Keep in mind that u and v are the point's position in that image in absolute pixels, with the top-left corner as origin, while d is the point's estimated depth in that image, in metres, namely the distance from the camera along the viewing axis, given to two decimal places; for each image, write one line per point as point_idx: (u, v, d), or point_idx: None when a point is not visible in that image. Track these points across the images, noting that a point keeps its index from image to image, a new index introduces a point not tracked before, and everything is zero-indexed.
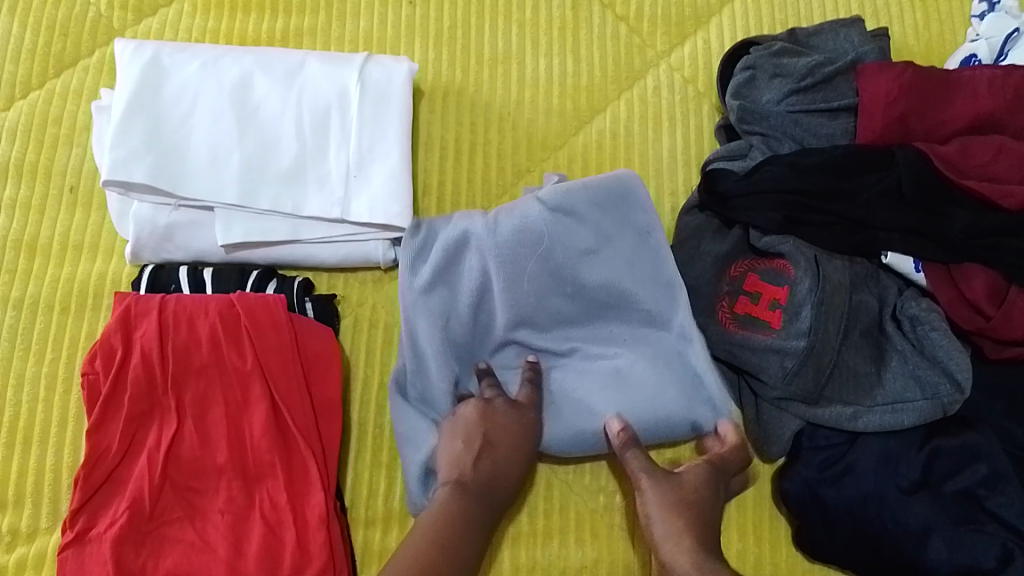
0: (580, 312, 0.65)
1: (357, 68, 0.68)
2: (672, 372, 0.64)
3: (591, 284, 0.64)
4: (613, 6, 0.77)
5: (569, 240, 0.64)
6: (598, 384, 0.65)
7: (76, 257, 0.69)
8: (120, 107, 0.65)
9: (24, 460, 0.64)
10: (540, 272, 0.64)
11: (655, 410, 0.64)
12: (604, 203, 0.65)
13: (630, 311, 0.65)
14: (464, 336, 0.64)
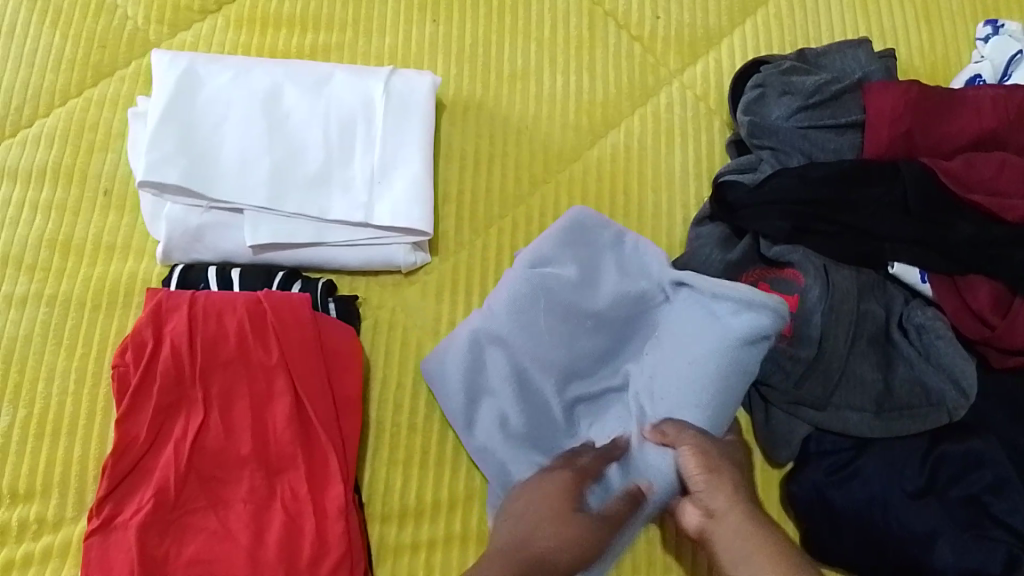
0: (613, 343, 0.66)
1: (382, 80, 0.71)
2: (705, 322, 0.63)
3: (598, 313, 0.66)
4: (628, 27, 0.80)
5: (561, 285, 0.66)
6: (653, 375, 0.65)
7: (108, 257, 0.72)
8: (155, 113, 0.68)
9: (53, 452, 0.67)
10: (557, 325, 0.66)
11: (710, 360, 0.62)
12: (574, 241, 0.67)
13: (648, 294, 0.66)
14: (534, 434, 0.65)
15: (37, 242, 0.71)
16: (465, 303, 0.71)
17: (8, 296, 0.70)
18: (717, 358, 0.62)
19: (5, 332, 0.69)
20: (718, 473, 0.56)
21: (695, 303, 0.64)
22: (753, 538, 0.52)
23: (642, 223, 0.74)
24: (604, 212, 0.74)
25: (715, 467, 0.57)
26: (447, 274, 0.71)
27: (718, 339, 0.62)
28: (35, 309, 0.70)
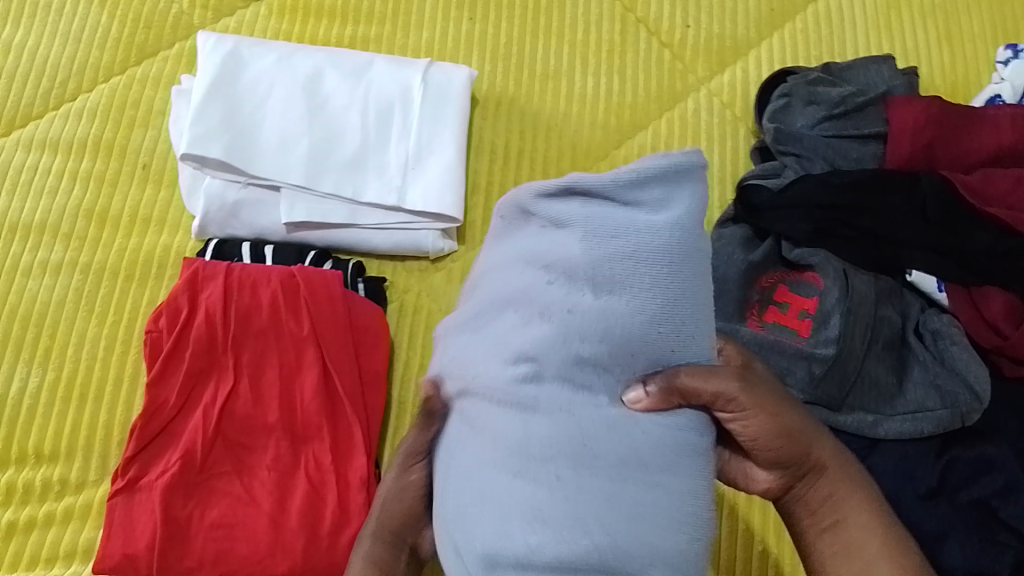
0: (525, 312, 0.42)
1: (420, 71, 0.73)
2: (620, 232, 0.41)
3: (493, 297, 0.44)
4: (658, 34, 0.81)
5: (466, 298, 0.48)
6: (595, 336, 0.40)
7: (143, 229, 0.73)
8: (200, 90, 0.69)
9: (78, 415, 0.68)
10: (470, 346, 0.45)
11: (662, 268, 0.40)
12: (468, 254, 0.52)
13: (549, 224, 0.43)
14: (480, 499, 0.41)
15: (74, 212, 0.73)
16: None
17: (44, 262, 0.71)
18: (658, 261, 0.40)
19: (39, 297, 0.70)
20: (792, 426, 0.50)
21: (605, 209, 0.41)
22: (852, 497, 0.52)
23: None
24: None
25: (783, 424, 0.49)
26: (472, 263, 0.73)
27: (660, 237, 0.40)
28: (69, 276, 0.71)
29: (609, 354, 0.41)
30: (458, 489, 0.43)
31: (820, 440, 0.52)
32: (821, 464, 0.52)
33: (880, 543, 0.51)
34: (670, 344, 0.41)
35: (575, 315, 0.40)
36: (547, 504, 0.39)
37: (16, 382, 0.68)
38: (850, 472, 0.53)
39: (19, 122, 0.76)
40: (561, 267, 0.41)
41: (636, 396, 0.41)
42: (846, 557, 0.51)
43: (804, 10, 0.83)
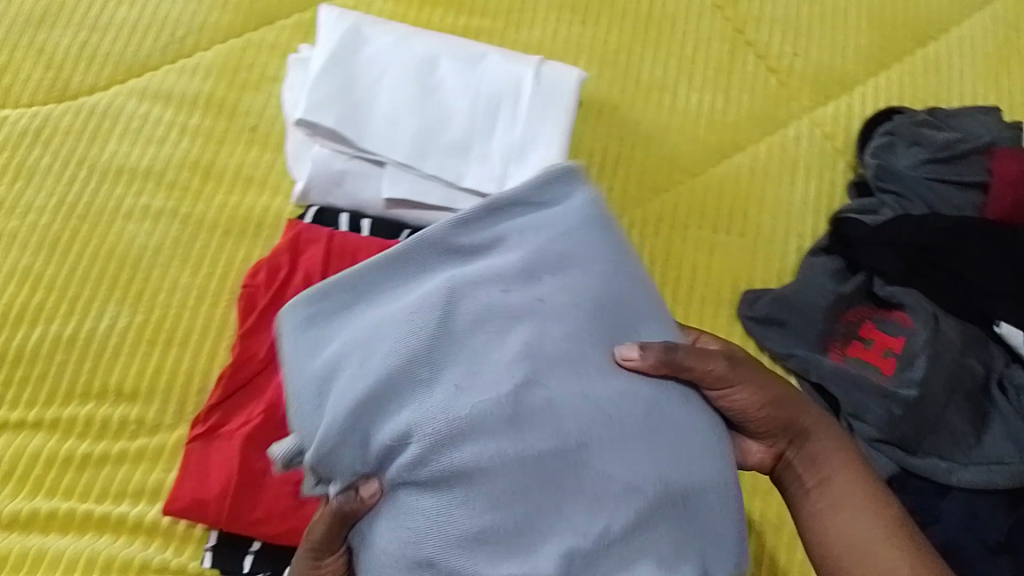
0: (507, 317, 0.47)
1: (533, 67, 0.74)
2: (548, 230, 0.51)
3: (453, 317, 0.46)
4: (766, 59, 0.81)
5: (371, 348, 0.46)
6: (572, 321, 0.47)
7: (245, 188, 0.75)
8: (320, 61, 0.71)
9: (161, 360, 0.69)
10: (432, 382, 0.45)
11: (596, 251, 0.50)
12: (319, 326, 0.49)
13: (487, 245, 0.50)
14: (525, 510, 0.43)
15: (179, 163, 0.75)
16: None
17: (145, 208, 0.73)
18: (591, 243, 0.51)
19: (136, 241, 0.72)
20: (775, 400, 0.54)
21: (529, 215, 0.52)
22: (850, 472, 0.55)
23: (757, 245, 0.75)
24: (719, 229, 0.75)
25: (766, 395, 0.53)
26: None
27: (581, 222, 0.51)
28: (169, 224, 0.73)
29: (586, 327, 0.47)
30: (485, 527, 0.42)
31: (804, 409, 0.56)
32: (806, 431, 0.56)
33: (864, 496, 0.54)
34: (629, 312, 0.50)
35: (562, 302, 0.48)
36: (617, 479, 0.43)
37: (106, 320, 0.70)
38: (837, 439, 0.56)
39: (135, 71, 0.78)
40: (525, 269, 0.49)
41: (628, 355, 0.47)
42: (832, 510, 0.54)
43: (912, 53, 0.83)
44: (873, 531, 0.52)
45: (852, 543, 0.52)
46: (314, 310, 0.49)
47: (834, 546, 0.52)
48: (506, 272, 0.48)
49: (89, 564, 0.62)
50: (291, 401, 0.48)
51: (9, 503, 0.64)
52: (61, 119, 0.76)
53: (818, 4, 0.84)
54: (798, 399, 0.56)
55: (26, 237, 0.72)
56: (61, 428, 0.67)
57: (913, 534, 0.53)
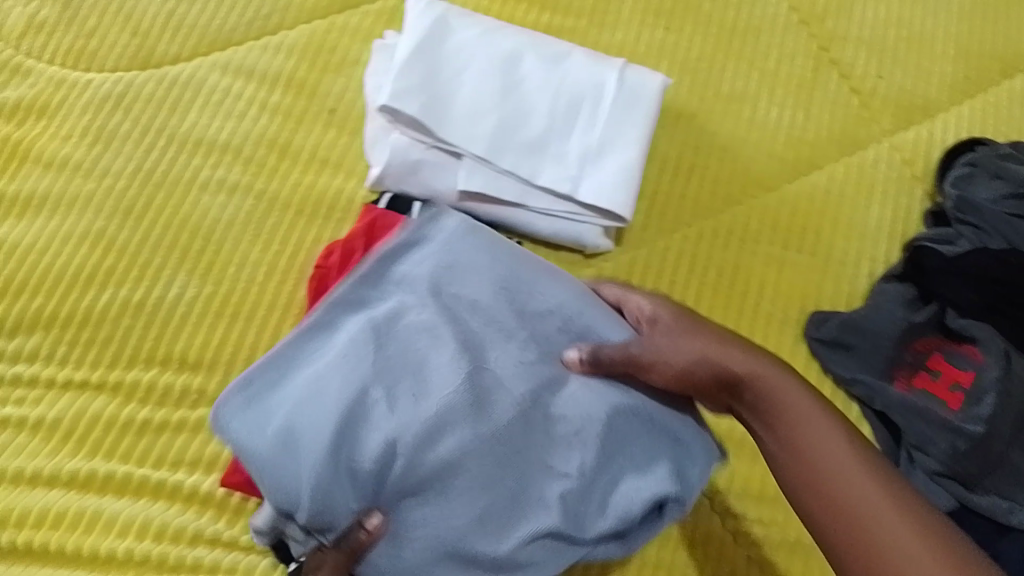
0: (441, 328, 0.54)
1: (616, 70, 0.73)
2: (434, 251, 0.58)
3: (390, 342, 0.53)
4: (849, 79, 0.80)
5: (320, 391, 0.52)
6: (491, 320, 0.55)
7: (320, 169, 0.75)
8: (405, 48, 0.71)
9: (226, 332, 0.70)
10: (387, 400, 0.52)
11: (483, 256, 0.58)
12: (253, 406, 0.53)
13: (392, 281, 0.57)
14: (508, 471, 0.51)
15: (256, 139, 0.75)
16: None
17: (220, 181, 0.74)
18: (476, 245, 0.59)
19: (210, 213, 0.73)
20: (699, 359, 0.51)
21: (419, 241, 0.59)
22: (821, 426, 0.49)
23: (827, 267, 0.74)
24: (790, 247, 0.74)
25: (685, 360, 0.51)
26: (624, 266, 0.73)
27: (462, 228, 0.60)
28: (242, 199, 0.74)
29: (499, 312, 0.56)
30: (483, 504, 0.50)
31: (748, 357, 0.52)
32: (756, 383, 0.51)
33: (843, 446, 0.48)
34: (525, 282, 0.57)
35: (476, 299, 0.56)
36: (574, 420, 0.52)
37: (174, 289, 0.71)
38: (790, 382, 0.51)
39: (219, 45, 0.79)
40: (434, 282, 0.56)
41: (571, 359, 0.54)
42: (808, 466, 0.48)
43: (997, 84, 0.81)
44: (856, 486, 0.47)
45: (829, 498, 0.47)
46: (250, 394, 0.53)
47: (812, 504, 0.48)
48: (423, 293, 0.56)
49: (143, 529, 0.63)
50: (261, 480, 0.51)
51: (67, 462, 0.65)
52: (143, 86, 0.77)
53: (906, 26, 0.83)
54: (739, 343, 0.53)
55: (101, 201, 0.73)
56: (122, 393, 0.68)
57: (897, 483, 0.47)
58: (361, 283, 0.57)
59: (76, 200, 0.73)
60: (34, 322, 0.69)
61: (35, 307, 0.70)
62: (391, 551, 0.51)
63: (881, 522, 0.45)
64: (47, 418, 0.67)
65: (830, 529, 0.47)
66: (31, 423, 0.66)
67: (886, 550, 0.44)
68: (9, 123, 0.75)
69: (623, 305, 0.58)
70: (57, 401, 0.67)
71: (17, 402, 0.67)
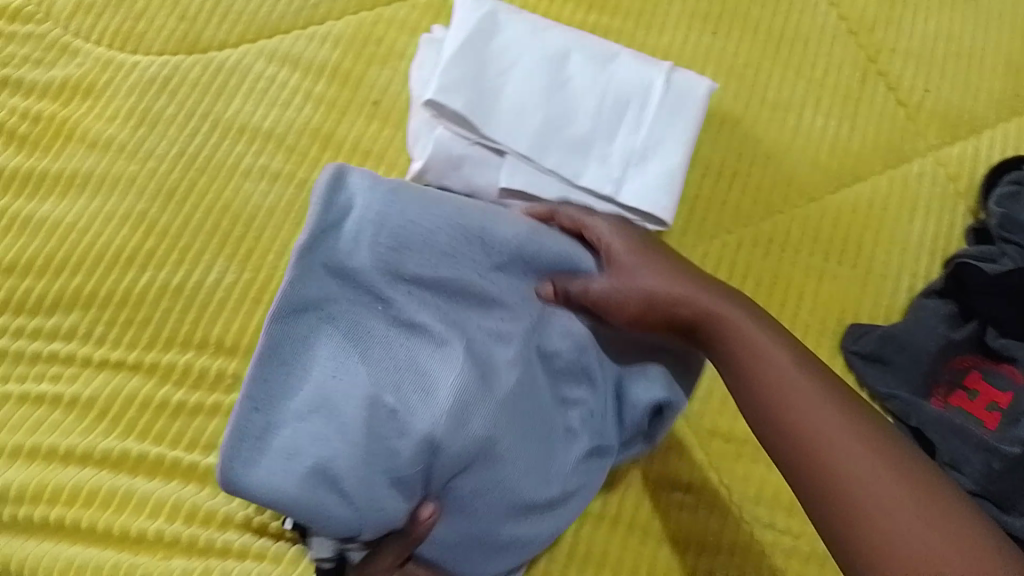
0: (431, 323, 0.58)
1: (664, 73, 0.73)
2: (373, 239, 0.57)
3: (384, 350, 0.57)
4: (896, 91, 0.79)
5: (330, 419, 0.55)
6: (467, 299, 0.60)
7: (362, 160, 0.75)
8: (454, 43, 0.71)
9: (263, 319, 0.70)
10: (400, 403, 0.56)
11: (425, 233, 0.59)
12: (262, 454, 0.54)
13: (340, 277, 0.57)
14: (529, 417, 0.60)
15: (300, 128, 0.76)
16: None
17: (263, 168, 0.74)
18: (412, 220, 0.59)
19: (252, 200, 0.73)
20: (654, 293, 0.61)
21: (341, 225, 0.58)
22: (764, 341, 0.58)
23: (867, 280, 0.74)
24: (830, 258, 0.74)
25: (638, 298, 0.61)
26: None
27: (377, 194, 0.58)
28: (284, 187, 0.74)
29: (469, 284, 0.60)
30: (518, 459, 0.59)
31: (689, 294, 0.61)
32: (714, 319, 0.60)
33: (824, 396, 0.55)
34: (479, 240, 0.60)
35: (432, 274, 0.59)
36: (563, 349, 0.62)
37: (214, 274, 0.71)
38: (746, 315, 0.60)
39: (266, 33, 0.79)
40: (390, 270, 0.58)
41: (545, 291, 0.63)
42: (790, 412, 0.55)
43: None
44: (836, 432, 0.54)
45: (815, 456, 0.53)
46: (254, 459, 0.53)
47: (797, 453, 0.54)
48: (386, 287, 0.58)
49: (175, 511, 0.64)
50: (308, 523, 0.53)
51: (101, 440, 0.66)
52: (189, 71, 0.77)
53: (957, 40, 0.82)
54: (676, 274, 0.62)
55: (144, 182, 0.73)
56: (158, 374, 0.68)
57: (867, 415, 0.55)
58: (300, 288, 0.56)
59: (119, 181, 0.73)
60: (72, 301, 0.70)
61: (74, 286, 0.70)
62: (448, 523, 0.59)
63: (861, 467, 0.52)
64: (82, 396, 0.67)
65: (811, 479, 0.53)
66: (65, 401, 0.67)
67: (865, 493, 0.51)
68: (55, 102, 0.76)
69: (583, 231, 0.66)
70: (92, 379, 0.68)
71: (53, 379, 0.68)
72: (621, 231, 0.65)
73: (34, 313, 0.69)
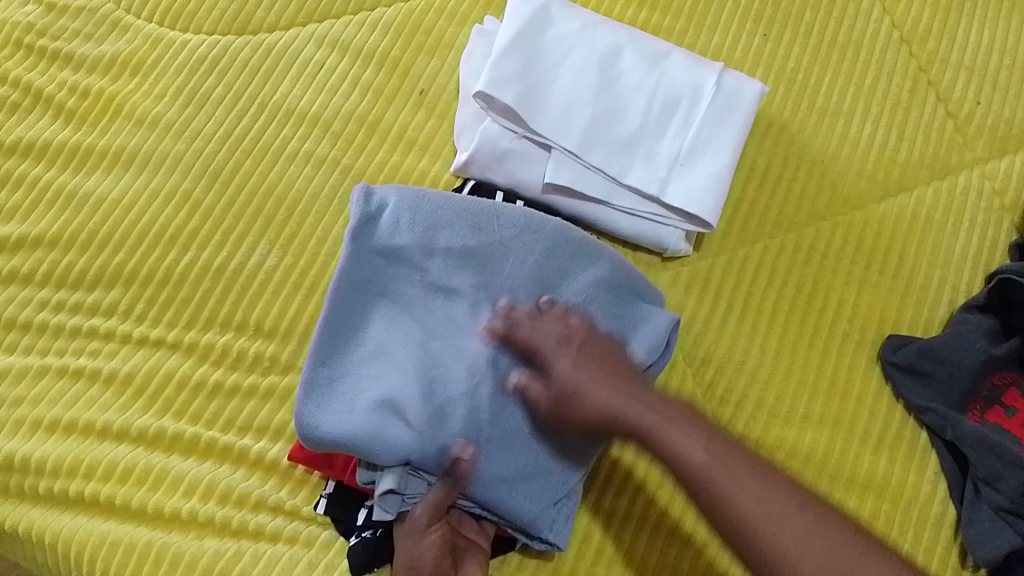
0: (464, 289, 0.63)
1: (715, 74, 0.72)
2: (409, 222, 0.63)
3: (423, 313, 0.63)
4: (946, 101, 0.79)
5: (384, 371, 0.60)
6: (494, 266, 0.64)
7: (406, 149, 0.75)
8: (506, 35, 0.71)
9: (303, 303, 0.71)
10: (442, 354, 0.62)
11: (452, 214, 0.64)
12: (332, 406, 0.59)
13: (380, 256, 0.63)
14: None
15: (348, 115, 0.76)
16: (723, 307, 0.72)
17: (308, 153, 0.74)
18: (436, 204, 0.64)
19: (296, 183, 0.74)
20: (594, 410, 0.57)
21: (376, 217, 0.63)
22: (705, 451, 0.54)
23: (908, 291, 0.73)
24: (872, 267, 0.74)
25: (575, 414, 0.58)
26: (701, 272, 0.73)
27: (403, 193, 0.64)
28: (329, 172, 0.74)
29: (494, 252, 0.64)
30: None
31: (628, 406, 0.57)
32: (646, 430, 0.56)
33: (756, 484, 0.53)
34: (495, 217, 0.64)
35: (462, 245, 0.63)
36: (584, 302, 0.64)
37: (256, 256, 0.71)
38: (675, 416, 0.56)
39: (317, 16, 0.79)
40: (424, 245, 0.63)
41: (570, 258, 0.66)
42: (732, 517, 0.52)
43: None
44: (773, 523, 0.51)
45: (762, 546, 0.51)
46: (322, 416, 0.58)
47: (742, 540, 0.52)
48: (423, 260, 0.63)
49: (209, 491, 0.65)
50: (371, 455, 0.58)
51: (138, 418, 0.66)
52: (239, 52, 0.77)
53: (1010, 53, 0.81)
54: (620, 392, 0.58)
55: (189, 162, 0.74)
56: (196, 353, 0.69)
57: (797, 493, 0.53)
58: (353, 265, 0.62)
59: (164, 159, 0.74)
60: (113, 277, 0.70)
61: (115, 263, 0.70)
62: (497, 462, 0.61)
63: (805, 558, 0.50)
64: (121, 372, 0.68)
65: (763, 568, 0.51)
66: (103, 376, 0.67)
67: None
68: (104, 77, 0.76)
69: (535, 343, 0.60)
70: (131, 356, 0.68)
71: (92, 354, 0.68)
72: (574, 330, 0.60)
73: (75, 288, 0.70)
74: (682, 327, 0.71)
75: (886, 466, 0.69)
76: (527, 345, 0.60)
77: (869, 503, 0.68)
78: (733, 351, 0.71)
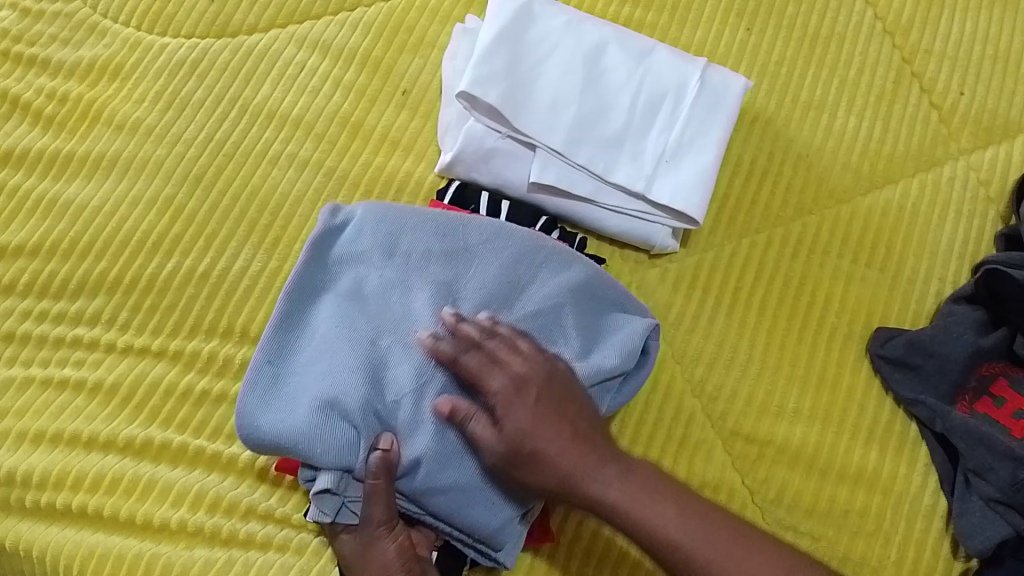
0: (419, 288, 0.62)
1: (700, 69, 0.72)
2: (369, 227, 0.63)
3: (375, 309, 0.61)
4: (930, 93, 0.79)
5: (327, 365, 0.59)
6: (451, 267, 0.63)
7: (390, 150, 0.75)
8: (489, 34, 0.70)
9: None
10: (390, 351, 0.59)
11: (413, 220, 0.64)
12: (275, 403, 0.59)
13: (339, 262, 0.63)
14: None
15: (330, 116, 0.75)
16: (711, 303, 0.71)
17: (291, 156, 0.74)
18: (399, 213, 0.64)
19: (280, 186, 0.73)
20: (556, 478, 0.58)
21: (339, 227, 0.64)
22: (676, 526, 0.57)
23: (896, 283, 0.73)
24: (860, 261, 0.74)
25: (537, 482, 0.58)
26: (689, 268, 0.72)
27: (372, 206, 0.64)
28: (312, 175, 0.73)
29: (453, 255, 0.63)
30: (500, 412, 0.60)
31: (596, 483, 0.58)
32: (611, 503, 0.58)
33: (726, 552, 0.57)
34: (456, 223, 0.64)
35: (423, 248, 0.63)
36: (545, 309, 0.63)
37: (240, 261, 0.71)
38: (633, 481, 0.59)
39: (297, 17, 0.78)
40: (383, 248, 0.63)
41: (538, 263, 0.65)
42: None
43: None
44: None
45: None
46: (264, 412, 0.58)
47: None
48: (382, 262, 0.63)
49: (197, 500, 0.64)
50: (308, 454, 0.57)
51: (124, 427, 0.66)
52: (219, 55, 0.76)
53: (993, 42, 0.81)
54: (582, 459, 0.58)
55: (171, 167, 0.73)
56: (182, 361, 0.68)
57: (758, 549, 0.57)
58: (309, 270, 0.62)
59: (145, 165, 0.73)
60: (96, 285, 0.69)
61: (98, 271, 0.69)
62: (438, 473, 0.58)
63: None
64: (106, 381, 0.67)
65: None
66: (88, 387, 0.66)
67: None
68: (82, 83, 0.75)
69: (485, 385, 0.58)
70: (116, 365, 0.67)
71: (76, 364, 0.67)
72: (529, 359, 0.59)
73: (58, 297, 0.69)
74: (671, 324, 0.71)
75: (877, 459, 0.69)
76: (471, 377, 0.58)
77: (859, 496, 0.68)
78: (722, 348, 0.71)
